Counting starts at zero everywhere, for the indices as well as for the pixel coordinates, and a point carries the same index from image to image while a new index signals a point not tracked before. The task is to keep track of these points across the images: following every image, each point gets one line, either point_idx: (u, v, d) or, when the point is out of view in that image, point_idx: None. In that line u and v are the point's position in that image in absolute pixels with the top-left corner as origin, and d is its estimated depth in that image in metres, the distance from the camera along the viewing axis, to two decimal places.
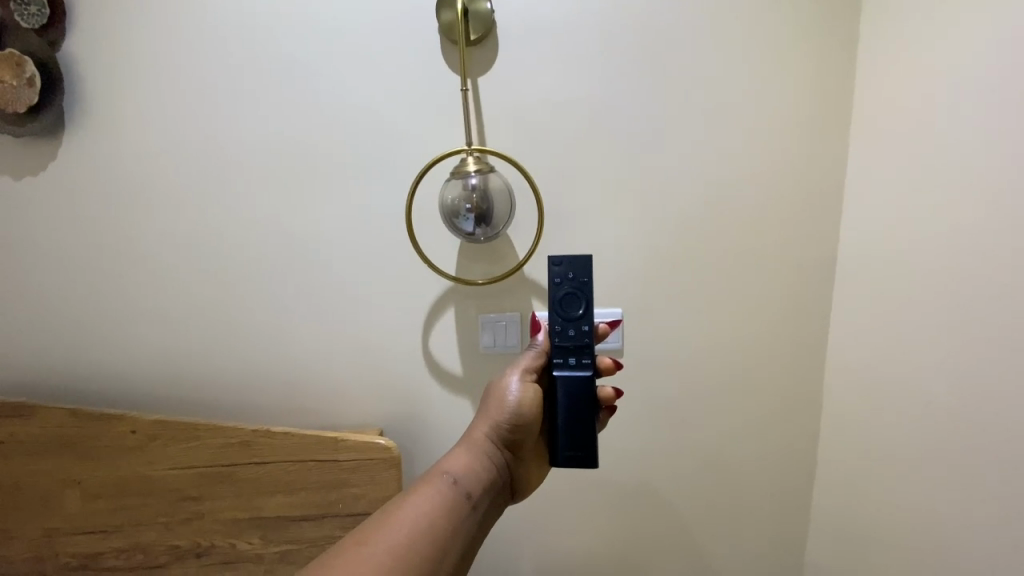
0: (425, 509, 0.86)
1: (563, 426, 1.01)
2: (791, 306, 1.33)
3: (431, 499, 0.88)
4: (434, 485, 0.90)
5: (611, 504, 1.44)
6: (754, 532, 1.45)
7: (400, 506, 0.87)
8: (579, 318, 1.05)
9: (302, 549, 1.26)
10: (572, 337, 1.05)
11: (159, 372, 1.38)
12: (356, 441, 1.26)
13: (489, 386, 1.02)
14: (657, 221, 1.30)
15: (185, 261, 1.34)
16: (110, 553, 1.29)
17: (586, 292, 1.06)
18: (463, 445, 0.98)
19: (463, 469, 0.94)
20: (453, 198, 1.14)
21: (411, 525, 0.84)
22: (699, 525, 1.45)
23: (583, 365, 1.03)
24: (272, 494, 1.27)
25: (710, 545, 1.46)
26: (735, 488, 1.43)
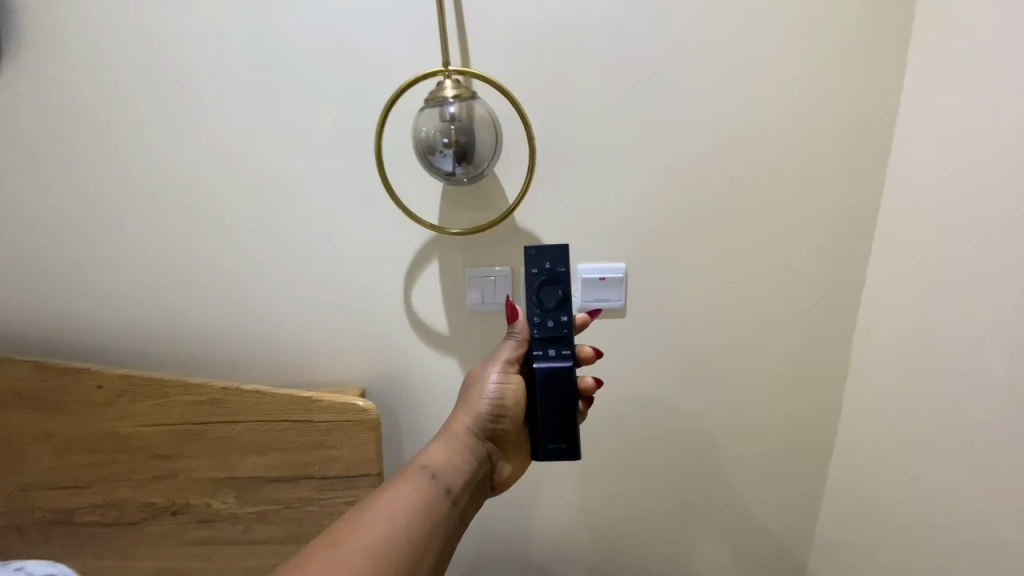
0: (405, 509, 0.81)
1: (544, 420, 0.94)
2: (819, 263, 1.17)
3: (412, 498, 0.82)
4: (414, 482, 0.84)
5: (606, 471, 1.35)
6: (759, 507, 1.36)
7: (380, 504, 0.81)
8: (557, 308, 0.96)
9: (279, 510, 1.20)
10: (551, 328, 0.96)
11: (126, 326, 1.30)
12: (331, 402, 1.17)
13: (472, 376, 0.95)
14: (667, 163, 1.13)
15: (146, 209, 1.22)
16: (86, 508, 1.26)
17: (563, 281, 0.97)
18: (444, 439, 0.91)
19: (445, 465, 0.88)
20: (428, 131, 0.98)
21: (392, 525, 0.78)
22: (701, 497, 1.36)
23: (563, 356, 0.94)
24: (247, 453, 1.20)
25: (710, 517, 1.37)
26: (742, 460, 1.32)
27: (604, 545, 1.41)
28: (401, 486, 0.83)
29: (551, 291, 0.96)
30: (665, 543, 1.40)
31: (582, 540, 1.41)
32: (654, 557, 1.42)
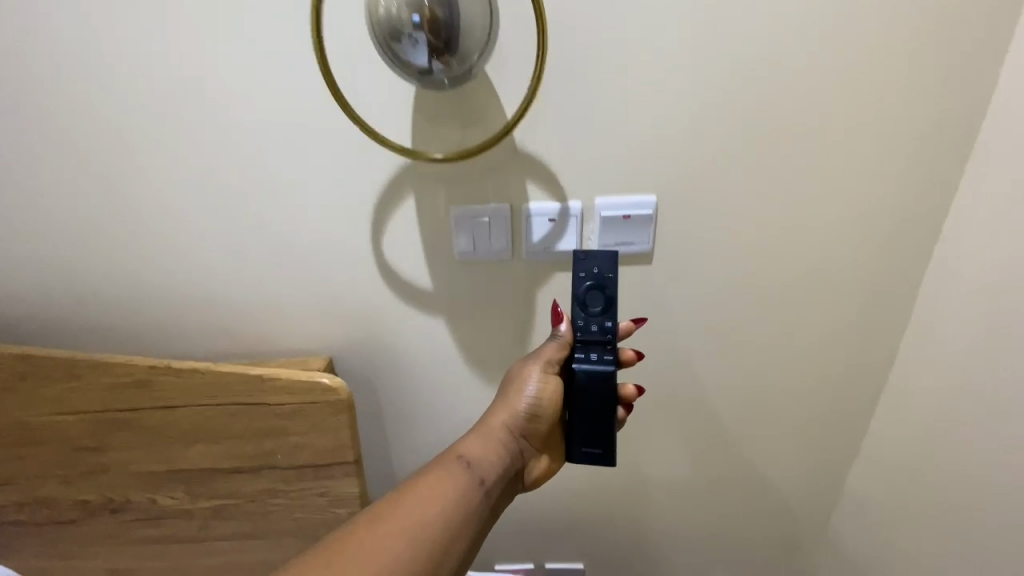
0: (440, 497, 0.72)
1: (580, 425, 0.85)
2: (895, 192, 0.91)
3: (448, 487, 0.74)
4: (450, 471, 0.76)
5: (621, 439, 1.18)
6: (791, 470, 1.21)
7: (415, 491, 0.72)
8: (602, 310, 0.84)
9: (241, 505, 1.01)
10: (595, 331, 0.85)
11: (19, 290, 1.01)
12: (287, 380, 0.94)
13: (511, 371, 0.86)
14: (717, 59, 0.82)
15: (10, 133, 0.89)
16: (8, 508, 1.04)
17: (611, 282, 0.85)
18: (481, 429, 0.82)
19: (482, 456, 0.79)
20: (390, 4, 0.66)
21: (427, 515, 0.70)
22: (726, 462, 1.20)
23: (607, 362, 0.83)
24: (192, 443, 0.99)
25: (735, 481, 1.23)
26: (776, 422, 1.15)
27: (617, 513, 1.27)
28: (436, 476, 0.75)
29: (598, 294, 0.84)
30: (682, 508, 1.27)
31: (592, 508, 1.27)
32: (670, 522, 1.29)
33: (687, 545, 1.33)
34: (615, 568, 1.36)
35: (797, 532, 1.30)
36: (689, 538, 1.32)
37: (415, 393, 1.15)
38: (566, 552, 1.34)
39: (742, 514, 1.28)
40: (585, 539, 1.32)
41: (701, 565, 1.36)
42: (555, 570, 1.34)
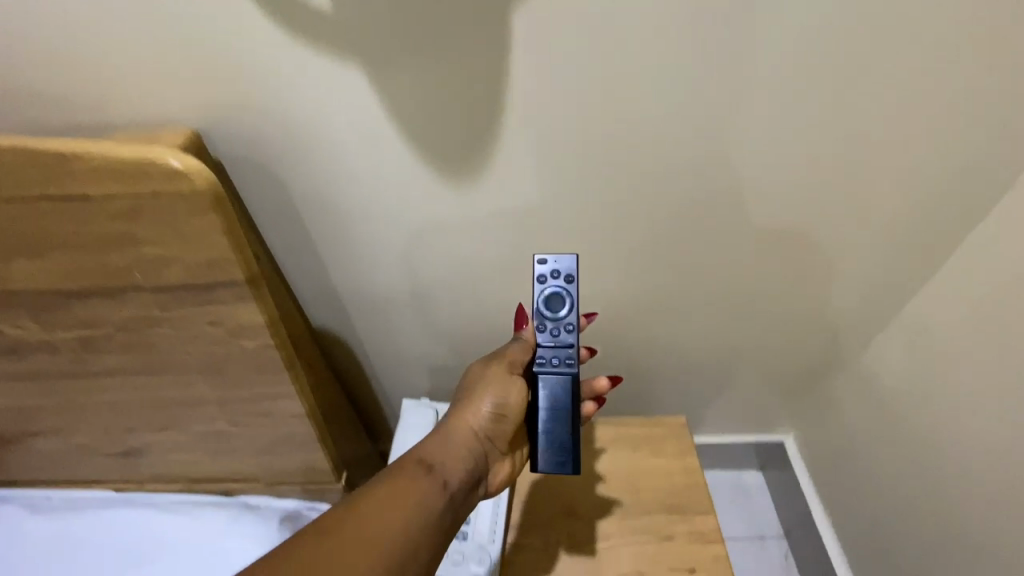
0: (408, 510, 0.57)
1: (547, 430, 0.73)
2: None
3: (415, 495, 0.59)
4: (415, 476, 0.61)
5: (629, 239, 0.90)
6: (824, 282, 0.99)
7: (375, 502, 0.56)
8: (563, 322, 0.75)
9: (113, 337, 0.75)
10: (556, 339, 0.75)
11: None
12: (116, 157, 0.61)
13: (469, 375, 0.75)
14: None
15: None
16: None
17: (571, 286, 0.75)
18: (446, 432, 0.68)
19: (450, 463, 0.65)
20: None
21: (394, 534, 0.55)
22: (759, 266, 0.96)
23: (573, 367, 0.74)
24: (7, 257, 0.68)
25: (759, 288, 1.00)
26: (820, 219, 0.89)
27: (615, 329, 1.07)
28: (392, 481, 0.60)
29: (559, 301, 0.75)
30: (690, 324, 1.06)
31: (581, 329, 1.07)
32: (674, 338, 1.09)
33: (690, 366, 1.15)
34: (606, 391, 1.21)
35: (821, 350, 1.13)
36: (694, 357, 1.13)
37: (343, 179, 0.80)
38: None
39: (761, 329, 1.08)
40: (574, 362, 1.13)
41: (702, 386, 1.21)
42: None
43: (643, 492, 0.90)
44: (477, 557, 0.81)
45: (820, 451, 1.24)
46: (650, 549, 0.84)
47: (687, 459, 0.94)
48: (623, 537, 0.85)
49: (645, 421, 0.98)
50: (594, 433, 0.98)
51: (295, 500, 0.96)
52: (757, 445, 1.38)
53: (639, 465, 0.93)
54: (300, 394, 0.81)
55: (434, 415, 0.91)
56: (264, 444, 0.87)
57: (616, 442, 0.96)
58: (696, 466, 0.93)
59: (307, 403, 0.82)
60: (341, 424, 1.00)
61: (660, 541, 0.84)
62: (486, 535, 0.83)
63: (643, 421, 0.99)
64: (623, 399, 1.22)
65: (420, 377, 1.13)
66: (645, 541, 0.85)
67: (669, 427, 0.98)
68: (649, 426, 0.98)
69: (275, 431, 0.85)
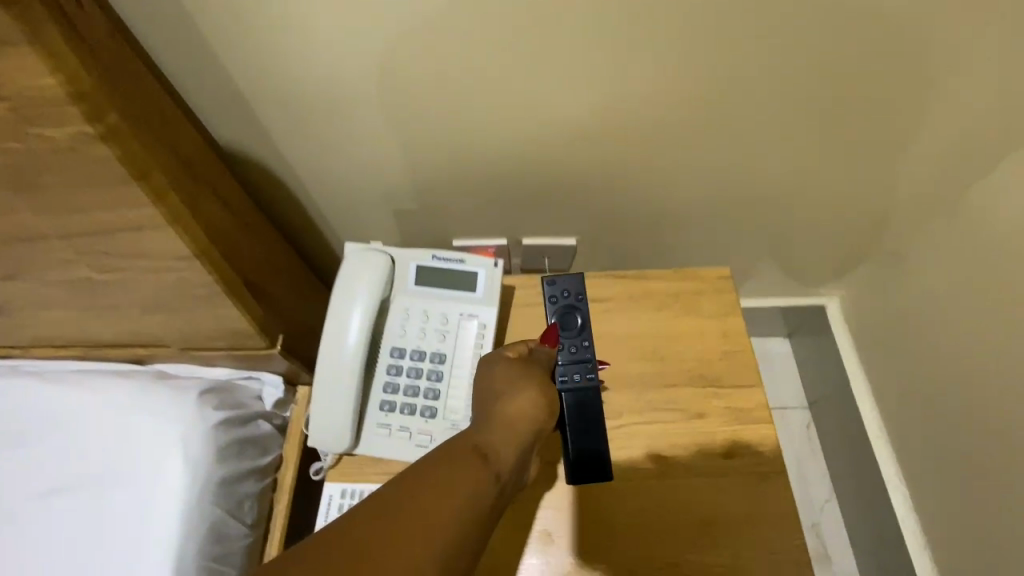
0: (461, 501, 0.41)
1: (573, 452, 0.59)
2: None
3: (468, 482, 0.43)
4: (464, 460, 0.44)
5: None
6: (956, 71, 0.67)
7: (416, 490, 0.40)
8: (577, 334, 0.62)
9: None
10: (573, 353, 0.61)
11: None
12: None
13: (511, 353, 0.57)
14: None
15: None
16: None
17: (582, 303, 0.63)
18: (494, 409, 0.51)
19: (506, 446, 0.48)
20: None
21: (445, 533, 0.38)
22: (877, 34, 0.63)
23: (594, 380, 0.60)
24: None
25: (869, 80, 0.67)
26: None
27: (643, 146, 0.76)
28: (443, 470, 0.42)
29: (570, 314, 0.63)
30: (753, 140, 0.75)
31: (596, 152, 0.76)
32: (722, 164, 0.79)
33: (737, 206, 0.87)
34: (621, 243, 0.93)
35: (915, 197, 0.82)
36: (746, 193, 0.84)
37: None
38: (555, 221, 0.87)
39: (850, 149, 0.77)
40: (580, 198, 0.83)
41: (747, 233, 0.93)
42: (536, 246, 0.91)
43: (667, 362, 0.68)
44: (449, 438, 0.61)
45: (869, 312, 1.00)
46: (674, 429, 0.64)
47: (728, 321, 0.70)
48: (638, 415, 0.65)
49: (672, 274, 0.73)
50: (605, 289, 0.73)
51: (227, 369, 0.76)
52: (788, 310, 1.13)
53: (664, 328, 0.70)
54: (158, 201, 0.53)
55: (389, 261, 0.64)
56: (148, 297, 0.62)
57: (633, 302, 0.72)
58: (738, 329, 0.70)
59: (178, 222, 0.55)
60: (271, 268, 0.74)
61: (687, 421, 0.64)
62: (462, 412, 0.62)
63: (670, 274, 0.73)
64: (643, 253, 0.95)
65: (381, 220, 0.86)
66: (668, 420, 0.64)
67: (703, 282, 0.73)
68: (677, 280, 0.73)
69: (157, 278, 0.60)
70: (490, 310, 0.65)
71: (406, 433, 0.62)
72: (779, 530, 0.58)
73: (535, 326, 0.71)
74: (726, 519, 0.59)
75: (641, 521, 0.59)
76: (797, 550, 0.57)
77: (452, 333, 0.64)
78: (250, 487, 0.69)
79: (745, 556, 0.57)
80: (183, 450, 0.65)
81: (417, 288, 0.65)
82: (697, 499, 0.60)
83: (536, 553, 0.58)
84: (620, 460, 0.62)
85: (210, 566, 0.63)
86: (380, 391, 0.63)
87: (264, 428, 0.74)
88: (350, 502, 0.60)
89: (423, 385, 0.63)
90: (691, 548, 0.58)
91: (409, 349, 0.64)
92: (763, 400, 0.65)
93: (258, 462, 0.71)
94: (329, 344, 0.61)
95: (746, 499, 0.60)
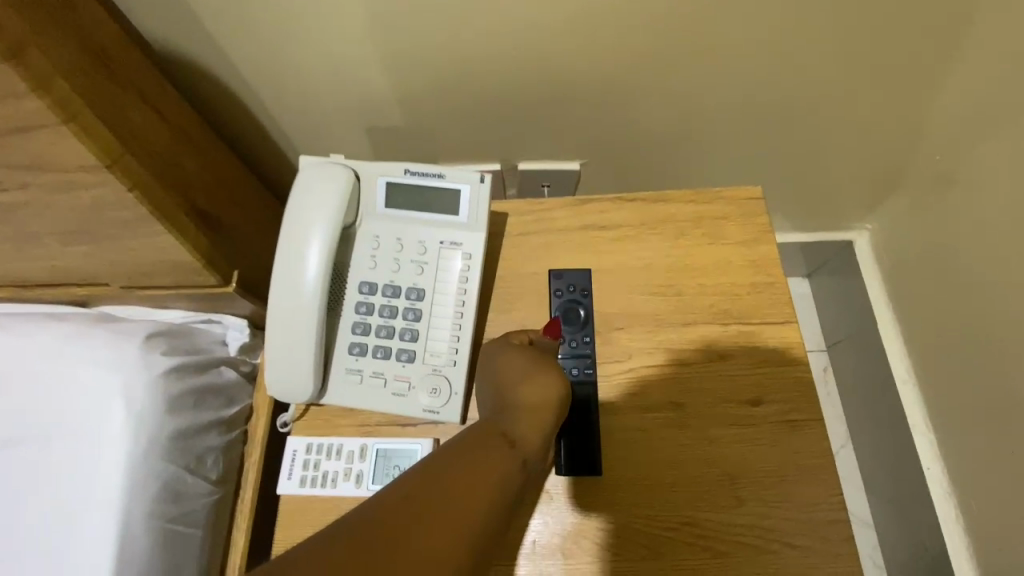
0: (491, 493, 0.37)
1: (568, 457, 0.51)
2: None
3: (491, 473, 0.38)
4: (492, 449, 0.40)
5: None
6: None
7: (447, 479, 0.36)
8: (579, 330, 0.56)
9: None
10: (574, 349, 0.56)
11: None
12: None
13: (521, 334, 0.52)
14: None
15: None
16: None
17: (586, 300, 0.57)
18: (517, 395, 0.47)
19: (532, 432, 0.44)
20: None
21: (474, 525, 0.34)
22: None
23: (594, 378, 0.55)
24: None
25: None
26: None
27: (667, 38, 0.61)
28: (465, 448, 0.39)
29: (574, 311, 0.57)
30: (802, 24, 0.61)
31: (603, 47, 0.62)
32: (762, 61, 0.64)
33: (775, 119, 0.72)
34: (635, 168, 0.79)
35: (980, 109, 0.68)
36: (785, 103, 0.70)
37: None
38: (558, 141, 0.74)
39: (918, 36, 0.62)
40: (587, 109, 0.69)
41: (781, 155, 0.79)
42: (534, 172, 0.77)
43: (686, 297, 0.58)
44: (431, 385, 0.52)
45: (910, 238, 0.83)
46: (693, 373, 0.55)
47: (759, 249, 0.59)
48: (652, 358, 0.55)
49: (693, 195, 0.62)
50: (614, 215, 0.61)
51: (181, 312, 0.66)
52: (812, 246, 0.97)
53: (682, 259, 0.59)
54: (41, 88, 0.43)
55: (352, 177, 0.53)
56: (66, 223, 0.52)
57: (647, 229, 0.61)
58: (770, 258, 0.59)
59: (72, 118, 0.45)
60: (220, 191, 0.64)
61: (708, 364, 0.55)
62: (445, 355, 0.53)
63: (691, 195, 0.62)
64: (659, 180, 0.81)
65: (351, 140, 0.73)
66: (686, 362, 0.55)
67: (729, 204, 0.61)
68: (699, 203, 0.61)
69: (70, 198, 0.49)
70: (477, 237, 0.54)
71: (380, 379, 0.53)
72: (814, 483, 0.50)
73: (531, 259, 0.60)
74: (752, 473, 0.51)
75: (653, 476, 0.51)
76: (834, 508, 0.49)
77: (431, 263, 0.54)
78: (213, 440, 0.61)
79: (775, 515, 0.49)
80: (128, 400, 0.57)
81: (387, 212, 0.55)
82: (719, 452, 0.52)
83: (534, 513, 0.50)
84: (630, 408, 0.54)
85: (167, 526, 0.56)
86: (348, 332, 0.53)
87: (229, 376, 0.66)
88: (317, 458, 0.52)
89: (399, 325, 0.53)
90: (711, 507, 0.50)
91: (381, 284, 0.54)
92: (797, 338, 0.55)
93: (223, 413, 0.63)
94: (282, 278, 0.51)
95: (776, 450, 0.51)
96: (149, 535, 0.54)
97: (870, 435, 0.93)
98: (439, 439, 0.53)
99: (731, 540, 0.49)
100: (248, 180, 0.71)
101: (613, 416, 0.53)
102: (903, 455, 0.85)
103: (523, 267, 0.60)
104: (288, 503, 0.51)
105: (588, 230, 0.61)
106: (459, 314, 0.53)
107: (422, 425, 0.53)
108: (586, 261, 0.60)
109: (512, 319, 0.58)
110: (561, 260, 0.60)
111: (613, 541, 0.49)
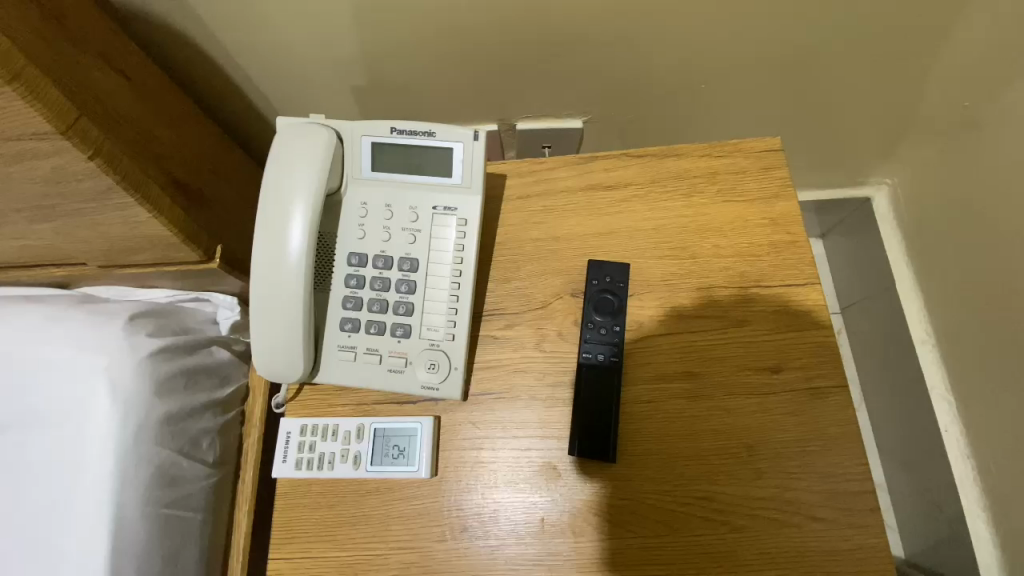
0: None
1: (587, 438, 0.48)
2: None
3: None
4: None
5: None
6: None
7: None
8: (609, 318, 0.52)
9: None
10: (600, 336, 0.51)
11: None
12: None
13: None
14: None
15: None
16: None
17: (622, 290, 0.53)
18: None
19: None
20: None
21: None
22: None
23: (616, 361, 0.50)
24: None
25: None
26: None
27: None
28: None
29: (608, 302, 0.52)
30: None
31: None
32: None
33: (795, 65, 0.66)
34: (644, 123, 0.73)
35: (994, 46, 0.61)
36: (805, 48, 0.64)
37: None
38: (559, 96, 0.68)
39: None
40: (589, 60, 0.63)
41: (798, 105, 0.73)
42: (535, 131, 0.72)
43: (700, 261, 0.54)
44: (429, 360, 0.49)
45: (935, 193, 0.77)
46: (709, 342, 0.51)
47: (778, 206, 0.55)
48: (664, 327, 0.52)
49: (707, 149, 0.57)
50: (620, 173, 0.57)
51: (167, 291, 0.63)
52: (829, 204, 0.92)
53: (695, 219, 0.55)
54: None
55: (332, 138, 0.49)
56: (30, 198, 0.49)
57: (656, 187, 0.56)
58: (790, 215, 0.54)
59: (15, 80, 0.40)
60: (199, 160, 0.60)
61: (724, 331, 0.51)
62: (443, 328, 0.49)
63: (704, 149, 0.57)
64: (668, 136, 0.76)
65: (337, 100, 0.68)
66: (698, 330, 0.52)
67: (746, 157, 0.56)
68: (713, 157, 0.56)
69: (27, 169, 0.46)
70: (473, 199, 0.50)
71: (375, 356, 0.49)
72: (838, 452, 0.47)
73: (532, 223, 0.56)
74: (773, 444, 0.48)
75: (668, 449, 0.48)
76: (858, 478, 0.46)
77: (424, 231, 0.50)
78: (207, 423, 0.59)
79: (796, 486, 0.47)
80: (112, 385, 0.54)
81: (376, 175, 0.50)
82: (738, 423, 0.49)
83: (543, 491, 0.48)
84: (641, 380, 0.50)
85: (163, 511, 0.54)
86: (339, 308, 0.50)
87: (222, 356, 0.63)
88: (312, 440, 0.50)
89: (393, 298, 0.50)
90: (729, 480, 0.47)
91: (371, 255, 0.50)
92: (819, 300, 0.52)
93: (216, 394, 0.61)
94: (264, 251, 0.47)
95: (798, 420, 0.48)
96: (144, 521, 0.53)
97: (885, 399, 0.90)
98: (439, 417, 0.50)
99: (750, 514, 0.46)
100: (229, 149, 0.66)
101: (626, 388, 0.50)
102: (919, 417, 0.82)
103: (523, 233, 0.56)
104: (285, 485, 0.50)
105: (592, 191, 0.57)
106: (457, 285, 0.50)
107: (421, 403, 0.51)
108: (591, 224, 0.56)
109: (513, 288, 0.54)
110: (564, 224, 0.56)
111: (626, 518, 0.47)
